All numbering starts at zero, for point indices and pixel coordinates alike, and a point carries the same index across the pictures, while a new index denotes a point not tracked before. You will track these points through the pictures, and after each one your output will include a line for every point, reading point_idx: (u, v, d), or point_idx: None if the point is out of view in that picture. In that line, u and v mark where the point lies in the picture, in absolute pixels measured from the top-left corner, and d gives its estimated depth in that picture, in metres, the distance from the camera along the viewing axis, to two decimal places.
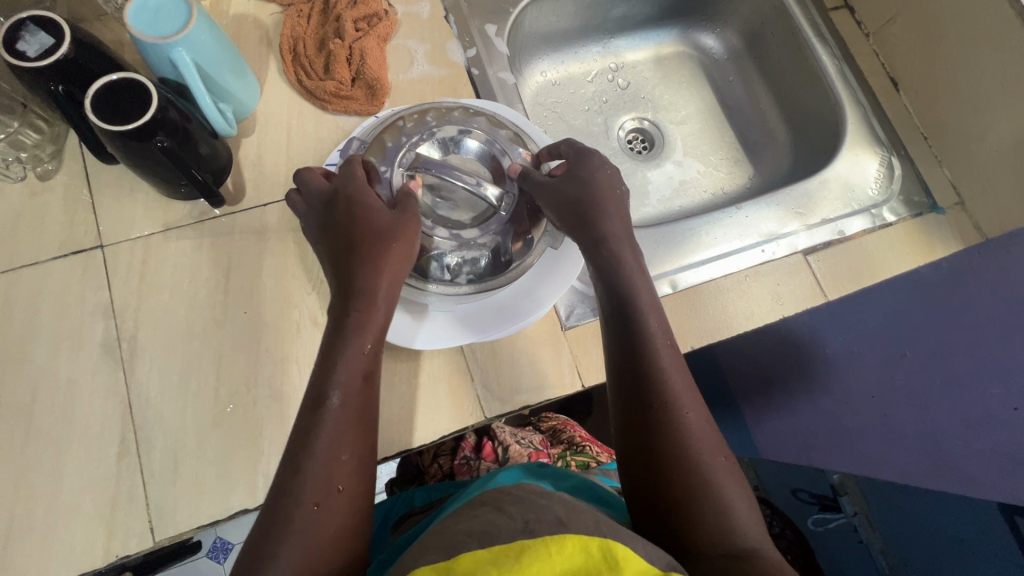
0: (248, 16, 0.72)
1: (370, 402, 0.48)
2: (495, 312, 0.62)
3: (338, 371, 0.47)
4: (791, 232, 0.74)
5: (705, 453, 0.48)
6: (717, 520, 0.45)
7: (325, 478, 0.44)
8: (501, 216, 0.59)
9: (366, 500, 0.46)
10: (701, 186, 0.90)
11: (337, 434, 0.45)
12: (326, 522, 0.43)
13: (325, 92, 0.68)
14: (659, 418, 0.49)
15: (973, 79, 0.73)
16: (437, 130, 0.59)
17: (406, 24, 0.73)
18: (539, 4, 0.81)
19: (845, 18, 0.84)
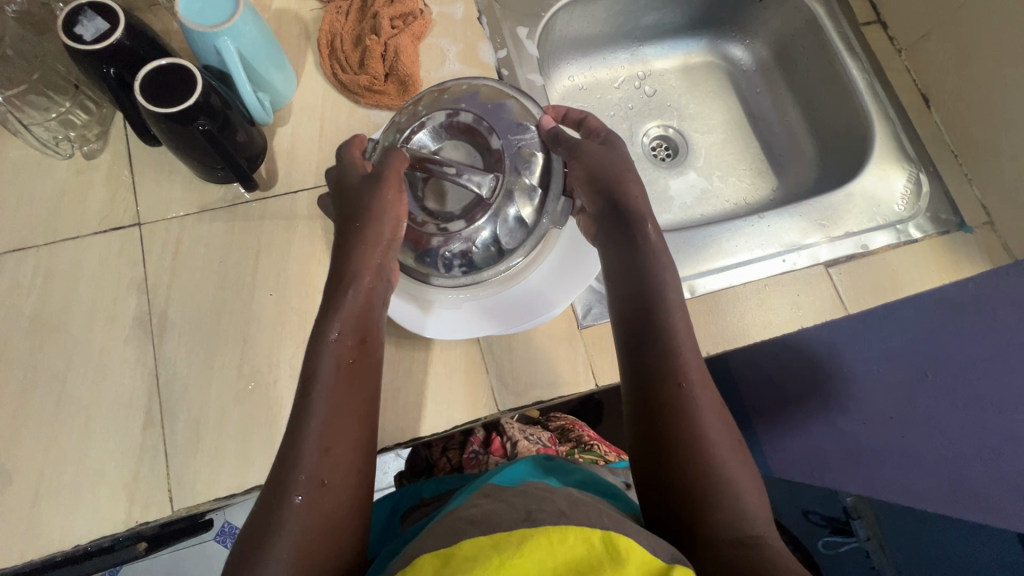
0: (289, 11, 0.74)
1: (361, 395, 0.50)
2: (506, 305, 0.63)
3: (322, 363, 0.50)
4: (813, 243, 0.73)
5: (715, 442, 0.49)
6: (726, 507, 0.46)
7: (317, 465, 0.46)
8: (488, 204, 0.60)
9: (365, 490, 0.48)
10: (723, 196, 0.90)
11: (325, 421, 0.48)
12: (320, 510, 0.44)
13: (359, 86, 0.70)
14: (671, 404, 0.50)
15: (1009, 96, 0.73)
16: (426, 118, 0.63)
17: (440, 24, 0.75)
18: (570, 9, 0.83)
19: (877, 33, 0.84)
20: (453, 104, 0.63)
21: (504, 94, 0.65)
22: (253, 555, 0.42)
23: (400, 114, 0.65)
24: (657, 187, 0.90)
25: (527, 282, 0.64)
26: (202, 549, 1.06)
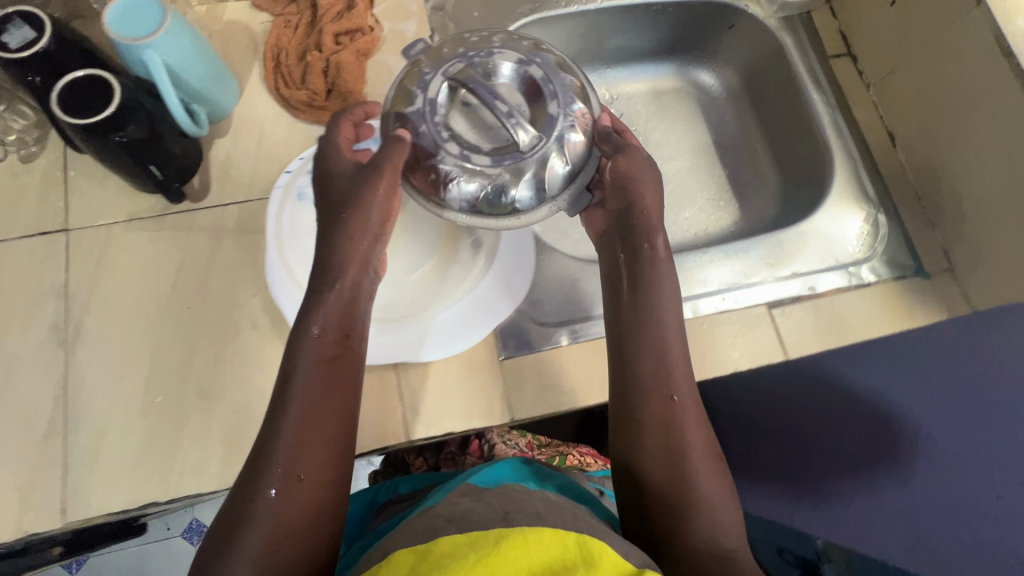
0: (240, 23, 0.74)
1: (346, 392, 0.51)
2: (483, 305, 0.66)
3: (300, 360, 0.51)
4: (759, 282, 0.70)
5: (696, 462, 0.53)
6: (705, 520, 0.51)
7: (292, 460, 0.47)
8: (517, 151, 0.52)
9: (342, 489, 0.49)
10: (684, 224, 0.85)
11: (303, 416, 0.48)
12: (292, 505, 0.45)
13: (299, 101, 0.69)
14: (650, 434, 0.55)
15: (970, 142, 0.68)
16: (491, 52, 0.55)
17: (390, 41, 0.75)
18: (533, 27, 0.80)
19: (846, 66, 0.81)
20: (531, 51, 0.56)
21: (572, 69, 0.59)
22: (226, 546, 0.43)
23: (447, 44, 0.57)
24: None
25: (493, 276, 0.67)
26: (165, 544, 1.07)
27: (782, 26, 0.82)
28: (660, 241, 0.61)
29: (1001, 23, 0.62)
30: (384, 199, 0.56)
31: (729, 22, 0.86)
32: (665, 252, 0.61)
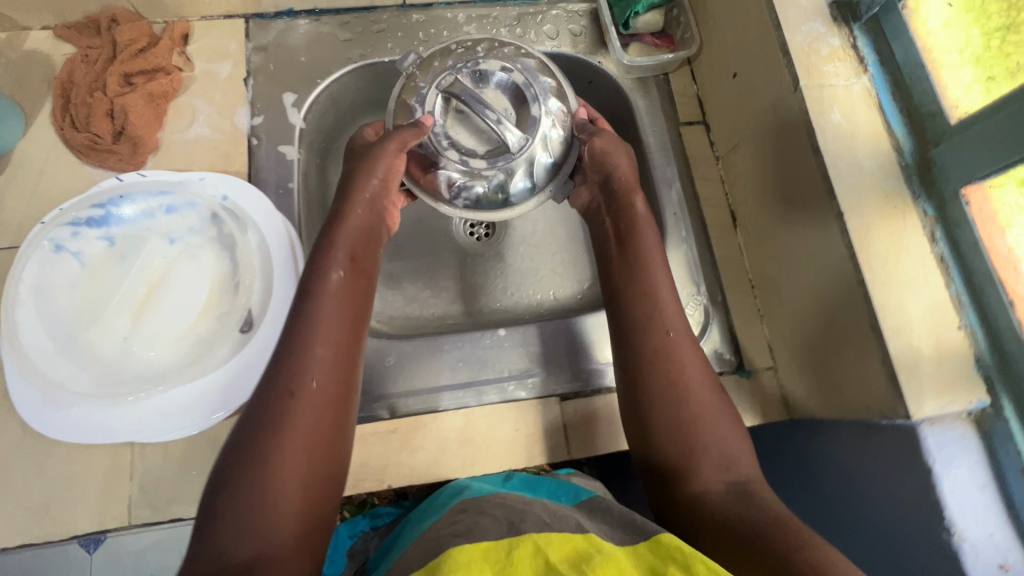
0: (40, 52, 0.69)
1: (345, 321, 0.54)
2: (198, 399, 0.57)
3: (318, 296, 0.54)
4: (535, 377, 0.65)
5: (687, 385, 0.55)
6: (709, 454, 0.52)
7: (298, 373, 0.49)
8: (510, 155, 0.63)
9: (338, 402, 0.50)
10: (531, 288, 0.83)
11: (312, 327, 0.52)
12: (300, 415, 0.47)
13: (80, 144, 0.65)
14: (694, 398, 0.55)
15: (789, 237, 0.62)
16: (484, 64, 0.66)
17: (200, 81, 0.70)
18: (359, 73, 0.75)
19: (697, 134, 0.75)
20: (513, 58, 0.67)
21: (551, 71, 0.68)
22: (223, 494, 0.44)
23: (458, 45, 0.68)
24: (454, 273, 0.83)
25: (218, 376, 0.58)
26: None
27: (634, 86, 0.77)
28: (638, 198, 0.65)
29: (814, 113, 0.56)
30: (391, 157, 0.62)
31: (587, 77, 0.79)
32: (645, 209, 0.65)
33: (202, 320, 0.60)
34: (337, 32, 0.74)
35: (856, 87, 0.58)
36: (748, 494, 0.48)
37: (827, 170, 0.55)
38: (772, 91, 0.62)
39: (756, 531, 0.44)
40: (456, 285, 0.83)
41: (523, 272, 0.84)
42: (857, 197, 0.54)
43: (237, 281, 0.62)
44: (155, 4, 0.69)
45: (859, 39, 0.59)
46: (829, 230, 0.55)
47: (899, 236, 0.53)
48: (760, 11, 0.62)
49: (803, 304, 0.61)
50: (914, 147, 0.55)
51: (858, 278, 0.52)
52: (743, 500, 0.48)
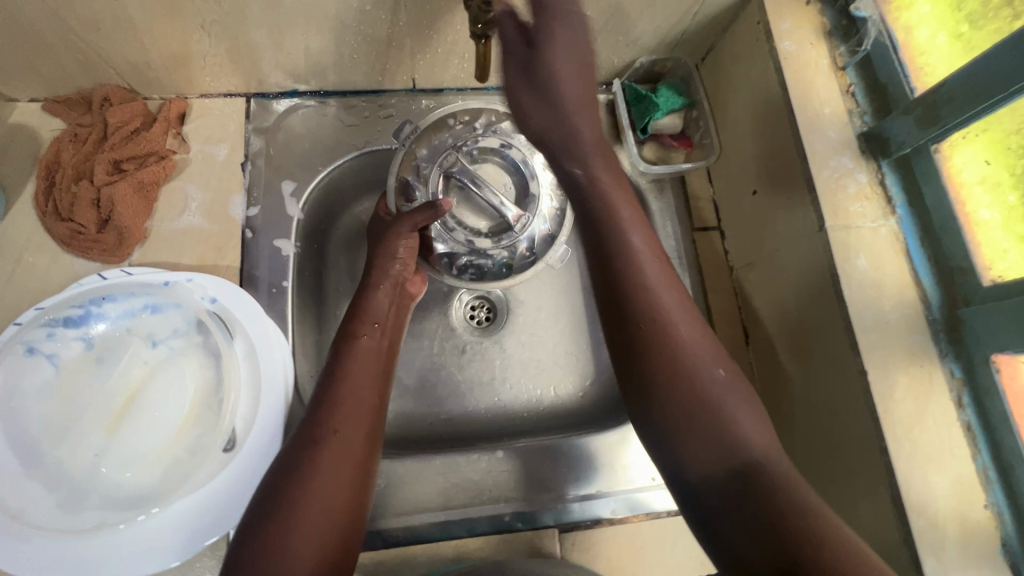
0: (27, 127, 0.65)
1: (373, 372, 0.59)
2: (181, 525, 0.54)
3: (353, 356, 0.59)
4: (542, 501, 0.62)
5: (683, 340, 0.51)
6: (712, 427, 0.47)
7: (333, 414, 0.54)
8: (513, 233, 0.70)
9: (366, 444, 0.54)
10: (528, 385, 0.77)
11: (353, 379, 0.57)
12: (339, 450, 0.52)
13: (63, 233, 0.62)
14: (691, 346, 0.51)
15: (805, 374, 0.58)
16: (482, 141, 0.71)
17: (194, 165, 0.67)
18: (365, 158, 0.72)
19: (710, 242, 0.72)
20: (510, 135, 0.72)
21: None
22: (265, 527, 0.47)
23: (455, 121, 0.72)
24: (443, 368, 0.77)
25: (201, 499, 0.55)
26: None
27: (649, 187, 0.72)
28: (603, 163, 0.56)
29: (838, 258, 0.54)
30: (406, 236, 0.66)
31: None
32: (610, 177, 0.57)
33: (188, 434, 0.56)
34: (343, 116, 0.71)
35: (884, 230, 0.55)
36: (752, 488, 0.44)
37: (851, 321, 0.52)
38: (795, 220, 0.59)
39: (810, 548, 0.39)
40: (448, 379, 0.77)
41: (519, 369, 0.78)
42: (882, 356, 0.51)
43: (220, 397, 0.57)
44: (152, 83, 0.65)
45: (887, 177, 0.57)
46: (850, 384, 0.52)
47: (925, 399, 0.51)
48: (786, 137, 0.59)
49: (820, 451, 0.56)
50: (941, 300, 0.53)
51: (882, 444, 0.49)
52: (754, 501, 0.43)
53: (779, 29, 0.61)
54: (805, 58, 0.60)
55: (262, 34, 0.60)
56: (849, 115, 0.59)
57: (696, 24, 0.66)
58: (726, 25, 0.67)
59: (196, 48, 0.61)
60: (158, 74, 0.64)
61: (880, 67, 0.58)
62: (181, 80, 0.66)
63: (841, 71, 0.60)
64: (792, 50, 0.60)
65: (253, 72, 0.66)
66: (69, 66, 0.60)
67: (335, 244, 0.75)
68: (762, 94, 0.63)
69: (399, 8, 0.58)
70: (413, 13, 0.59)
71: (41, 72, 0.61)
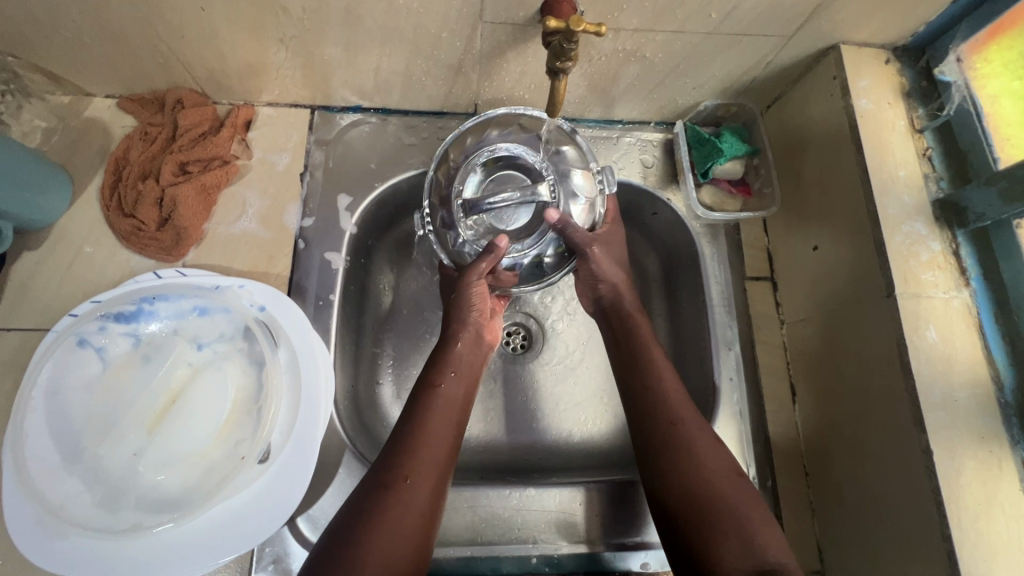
0: (99, 122, 0.67)
1: (449, 425, 0.54)
2: (216, 535, 0.54)
3: (433, 403, 0.55)
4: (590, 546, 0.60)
5: (684, 428, 0.54)
6: (737, 538, 0.47)
7: (405, 461, 0.50)
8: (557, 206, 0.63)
9: (433, 497, 0.50)
10: (566, 418, 0.72)
11: (438, 420, 0.54)
12: (411, 499, 0.48)
13: (124, 230, 0.63)
14: (692, 421, 0.55)
15: (859, 443, 0.56)
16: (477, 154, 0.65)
17: (255, 171, 0.68)
18: (421, 177, 0.72)
19: (764, 292, 0.70)
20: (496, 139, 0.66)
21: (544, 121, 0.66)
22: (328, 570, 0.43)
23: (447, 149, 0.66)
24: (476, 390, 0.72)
25: (235, 512, 0.55)
26: None
27: (703, 233, 0.71)
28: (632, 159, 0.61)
29: (907, 328, 0.52)
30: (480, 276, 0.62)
31: (652, 209, 0.73)
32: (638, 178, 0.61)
33: (219, 450, 0.55)
34: (402, 135, 0.72)
35: (957, 302, 0.53)
36: None
37: (916, 395, 0.50)
38: (859, 281, 0.57)
39: None
40: (485, 411, 0.71)
41: (552, 403, 0.72)
42: (949, 436, 0.49)
43: (259, 406, 0.57)
44: (222, 89, 0.66)
45: (962, 247, 0.55)
46: (910, 461, 0.50)
47: (992, 489, 0.48)
48: (856, 196, 0.58)
49: (875, 529, 0.54)
50: (1015, 384, 0.51)
51: (945, 532, 0.47)
52: None
53: (857, 85, 0.59)
54: (882, 118, 0.59)
55: (336, 51, 0.60)
56: (925, 180, 0.57)
57: (770, 73, 0.65)
58: (798, 76, 0.66)
59: (271, 60, 0.61)
60: (231, 81, 0.65)
61: (962, 131, 0.57)
62: (251, 88, 0.66)
63: (918, 134, 0.59)
64: (869, 109, 0.59)
65: (322, 85, 0.66)
66: (148, 68, 0.61)
67: (381, 259, 0.74)
68: (833, 148, 0.61)
69: (475, 36, 0.58)
70: (489, 43, 0.59)
71: (119, 72, 0.62)
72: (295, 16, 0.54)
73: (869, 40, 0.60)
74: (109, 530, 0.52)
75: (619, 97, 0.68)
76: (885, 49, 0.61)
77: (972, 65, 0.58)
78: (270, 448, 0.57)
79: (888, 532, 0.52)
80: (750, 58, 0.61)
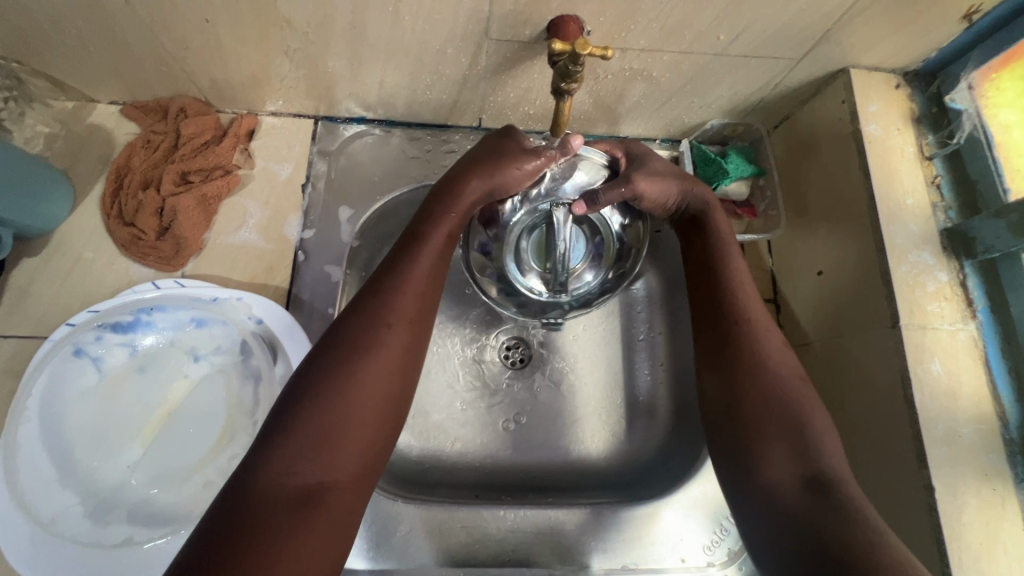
0: (102, 129, 0.67)
1: (432, 281, 0.50)
2: None
3: (420, 256, 0.50)
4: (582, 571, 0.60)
5: (755, 322, 0.52)
6: (788, 442, 0.45)
7: (378, 315, 0.46)
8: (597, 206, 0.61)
9: (411, 361, 0.46)
10: (563, 437, 0.71)
11: (420, 275, 0.49)
12: (387, 353, 0.44)
13: (123, 238, 0.63)
14: (771, 340, 0.51)
15: (859, 475, 0.55)
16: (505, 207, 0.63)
17: (256, 180, 0.68)
18: (423, 189, 0.71)
19: (766, 315, 0.69)
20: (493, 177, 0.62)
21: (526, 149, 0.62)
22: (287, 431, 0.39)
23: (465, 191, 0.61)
24: (471, 405, 0.71)
25: None
26: None
27: None
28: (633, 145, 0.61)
29: (912, 360, 0.51)
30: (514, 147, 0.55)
31: None
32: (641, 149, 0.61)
33: (212, 465, 0.55)
34: (406, 148, 0.71)
35: (962, 335, 0.52)
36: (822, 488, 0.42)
37: (919, 429, 0.49)
38: (864, 310, 0.56)
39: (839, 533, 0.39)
40: (482, 427, 0.70)
41: (549, 421, 0.71)
42: (951, 472, 0.48)
43: (254, 420, 0.57)
44: (226, 98, 0.66)
45: (969, 279, 0.54)
46: (911, 497, 0.49)
47: (993, 527, 0.47)
48: (863, 222, 0.57)
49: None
50: (1019, 421, 0.50)
51: (945, 572, 0.46)
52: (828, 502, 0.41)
53: (866, 110, 0.59)
54: (891, 144, 0.58)
55: (340, 63, 0.59)
56: (934, 208, 0.56)
57: (778, 94, 0.64)
58: (807, 98, 0.65)
59: (275, 71, 0.61)
60: (235, 91, 0.64)
61: (972, 160, 0.56)
62: (255, 97, 0.66)
63: (928, 161, 0.58)
64: (878, 134, 0.58)
65: (326, 97, 0.66)
66: (152, 77, 0.61)
67: None
68: (841, 173, 0.60)
69: (481, 53, 0.57)
70: (495, 59, 0.58)
71: (124, 80, 0.62)
72: (300, 29, 0.54)
73: (880, 64, 0.59)
74: (102, 544, 0.52)
75: (625, 114, 0.67)
76: (895, 73, 0.60)
77: (984, 93, 0.57)
78: None
79: None
80: (759, 79, 0.60)
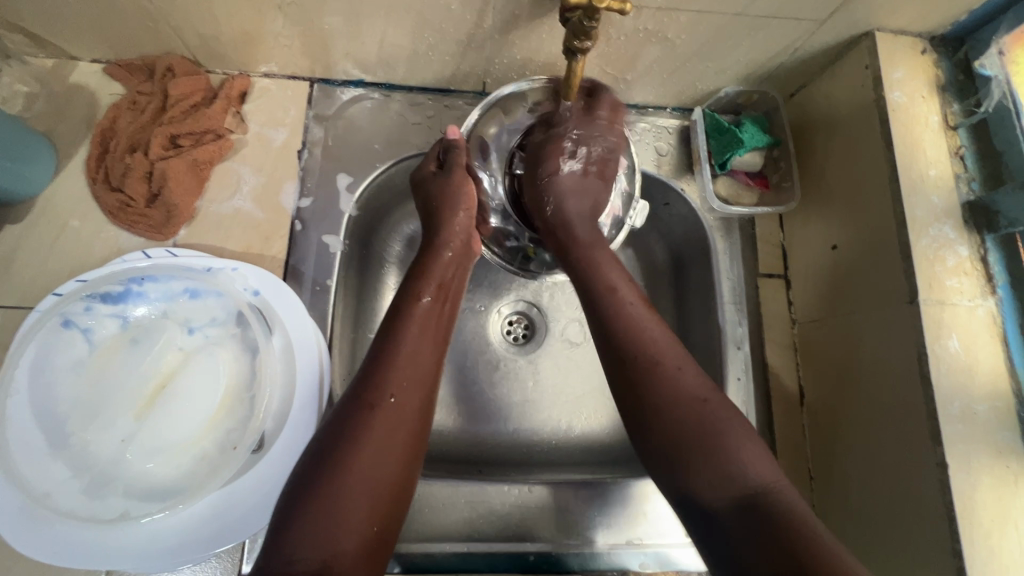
0: (86, 88, 0.63)
1: (432, 338, 0.52)
2: (209, 527, 0.53)
3: (413, 319, 0.51)
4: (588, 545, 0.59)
5: (654, 358, 0.49)
6: (711, 466, 0.44)
7: (380, 385, 0.46)
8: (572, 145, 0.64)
9: (416, 427, 0.47)
10: (568, 412, 0.70)
11: (415, 339, 0.50)
12: (390, 425, 0.45)
13: (111, 204, 0.60)
14: (669, 357, 0.49)
15: (870, 453, 0.55)
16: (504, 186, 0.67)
17: (250, 146, 0.65)
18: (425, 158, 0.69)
19: (776, 290, 0.67)
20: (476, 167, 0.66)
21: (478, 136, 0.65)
22: (295, 514, 0.40)
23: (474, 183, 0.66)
24: (474, 380, 0.70)
25: (228, 507, 0.54)
26: None
27: (717, 226, 0.68)
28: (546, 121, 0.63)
29: (929, 337, 0.50)
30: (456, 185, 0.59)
31: (665, 199, 0.70)
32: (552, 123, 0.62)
33: (208, 440, 0.53)
34: (407, 113, 0.68)
35: (981, 311, 0.51)
36: (763, 514, 0.41)
37: (935, 407, 0.48)
38: (881, 285, 0.55)
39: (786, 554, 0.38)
40: (486, 402, 0.69)
41: (553, 396, 0.70)
42: (965, 449, 0.48)
43: (252, 394, 0.55)
44: (216, 57, 0.62)
45: (990, 254, 0.53)
46: (924, 474, 0.49)
47: (1006, 504, 0.47)
48: (882, 194, 0.55)
49: (882, 542, 0.53)
50: None
51: (955, 548, 0.46)
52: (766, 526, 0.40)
53: (890, 76, 0.56)
54: (914, 112, 0.56)
55: (337, 20, 0.56)
56: (956, 180, 0.55)
57: (797, 59, 0.61)
58: (827, 64, 0.62)
59: (268, 28, 0.57)
60: (225, 49, 0.61)
61: (998, 130, 0.54)
62: (247, 57, 0.62)
63: (952, 131, 0.56)
64: (902, 102, 0.56)
65: (322, 57, 0.62)
66: (137, 32, 0.57)
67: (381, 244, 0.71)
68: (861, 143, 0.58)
69: (488, 10, 0.54)
70: (502, 17, 0.55)
71: (106, 35, 0.58)
72: None
73: (906, 28, 0.56)
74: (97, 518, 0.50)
75: (636, 80, 0.64)
76: (922, 38, 0.58)
77: (1015, 58, 0.54)
78: (264, 437, 0.56)
79: (894, 541, 0.51)
80: (779, 43, 0.58)
